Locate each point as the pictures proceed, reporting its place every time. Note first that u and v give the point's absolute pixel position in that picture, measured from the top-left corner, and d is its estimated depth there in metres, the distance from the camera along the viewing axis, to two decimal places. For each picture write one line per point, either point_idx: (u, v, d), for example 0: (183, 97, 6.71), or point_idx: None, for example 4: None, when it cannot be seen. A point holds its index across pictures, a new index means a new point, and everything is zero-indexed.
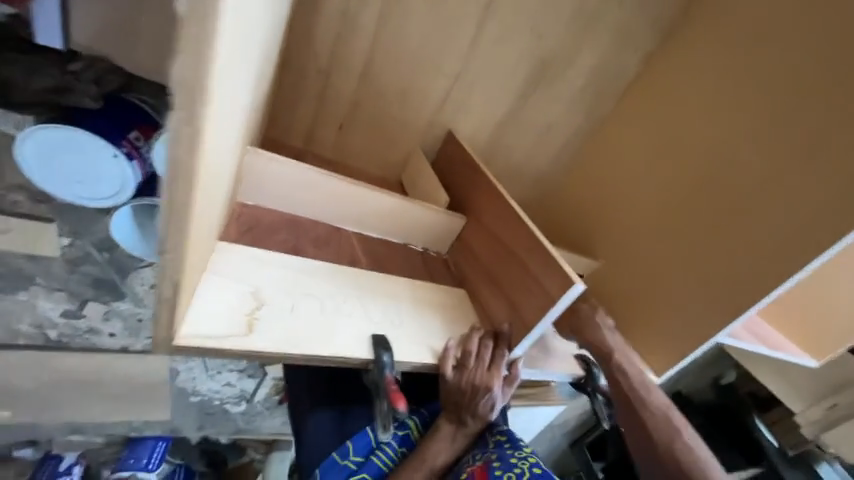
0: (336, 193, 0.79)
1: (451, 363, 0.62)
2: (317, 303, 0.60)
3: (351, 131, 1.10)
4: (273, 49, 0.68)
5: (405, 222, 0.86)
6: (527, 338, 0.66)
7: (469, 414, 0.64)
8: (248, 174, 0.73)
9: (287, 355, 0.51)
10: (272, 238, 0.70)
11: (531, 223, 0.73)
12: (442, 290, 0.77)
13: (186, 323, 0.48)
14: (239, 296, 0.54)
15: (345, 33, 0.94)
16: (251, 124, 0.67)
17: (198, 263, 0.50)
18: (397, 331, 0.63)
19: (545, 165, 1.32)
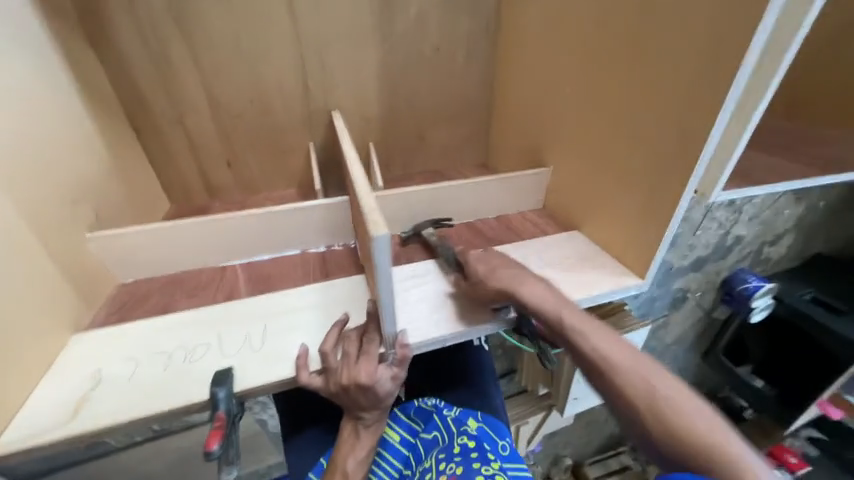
0: (197, 239, 0.77)
1: (309, 371, 0.56)
2: (163, 359, 0.59)
3: (241, 161, 1.08)
4: (59, 141, 0.70)
5: (284, 231, 0.82)
6: (384, 313, 0.56)
7: (359, 407, 0.59)
8: (109, 260, 0.74)
9: (118, 426, 0.51)
10: (145, 306, 0.72)
11: (359, 182, 0.63)
12: (325, 286, 0.72)
13: (13, 431, 0.50)
14: (75, 384, 0.55)
15: (168, 77, 0.92)
16: (72, 214, 0.69)
17: (10, 375, 0.52)
18: (253, 354, 0.60)
19: (456, 91, 1.17)
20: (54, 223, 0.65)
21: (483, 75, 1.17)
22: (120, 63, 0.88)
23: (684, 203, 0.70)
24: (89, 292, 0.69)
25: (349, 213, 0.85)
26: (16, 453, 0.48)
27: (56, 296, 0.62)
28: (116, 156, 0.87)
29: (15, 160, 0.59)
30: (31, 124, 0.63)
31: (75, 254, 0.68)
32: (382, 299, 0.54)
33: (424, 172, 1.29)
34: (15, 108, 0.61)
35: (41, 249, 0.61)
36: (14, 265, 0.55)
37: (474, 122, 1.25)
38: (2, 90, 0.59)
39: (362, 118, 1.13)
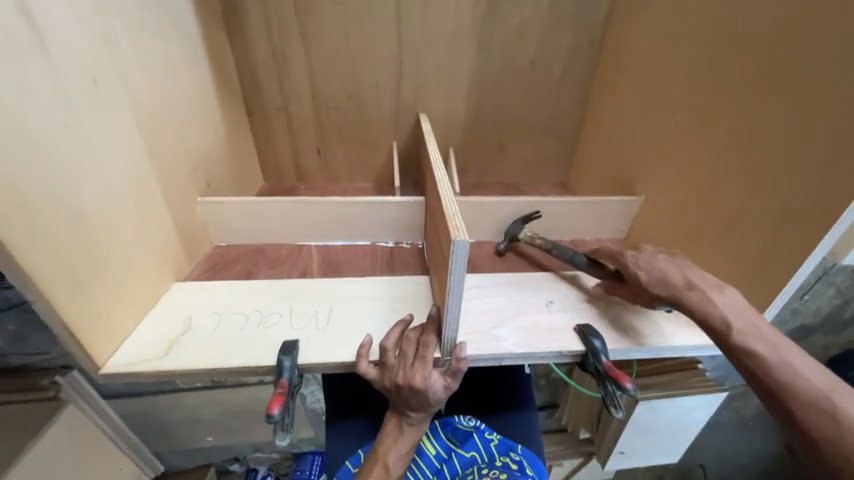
0: (284, 217, 0.84)
1: (367, 360, 0.57)
2: (242, 319, 0.65)
3: (329, 151, 1.16)
4: (192, 116, 0.81)
5: (359, 222, 0.86)
6: (448, 320, 0.55)
7: (408, 407, 0.59)
8: (210, 222, 0.84)
9: (198, 371, 0.57)
10: (232, 269, 0.80)
11: (442, 185, 0.63)
12: (390, 280, 0.74)
13: (119, 355, 0.58)
14: (170, 326, 0.62)
15: (283, 68, 1.02)
16: (191, 179, 0.79)
17: (125, 306, 0.60)
18: (316, 331, 0.63)
19: (545, 107, 1.14)
20: (176, 185, 0.75)
21: (578, 93, 1.12)
22: (248, 53, 0.99)
23: (810, 260, 0.59)
24: (191, 248, 0.79)
25: (422, 214, 0.86)
26: (118, 373, 0.56)
27: (167, 248, 0.71)
28: (230, 132, 0.98)
29: (158, 127, 0.69)
30: (174, 99, 0.74)
31: (187, 214, 0.78)
32: (449, 305, 0.54)
33: (498, 184, 1.27)
34: (165, 84, 0.71)
35: (164, 205, 0.70)
36: (143, 217, 0.65)
37: (560, 140, 1.20)
38: (160, 68, 0.70)
39: (446, 124, 1.15)
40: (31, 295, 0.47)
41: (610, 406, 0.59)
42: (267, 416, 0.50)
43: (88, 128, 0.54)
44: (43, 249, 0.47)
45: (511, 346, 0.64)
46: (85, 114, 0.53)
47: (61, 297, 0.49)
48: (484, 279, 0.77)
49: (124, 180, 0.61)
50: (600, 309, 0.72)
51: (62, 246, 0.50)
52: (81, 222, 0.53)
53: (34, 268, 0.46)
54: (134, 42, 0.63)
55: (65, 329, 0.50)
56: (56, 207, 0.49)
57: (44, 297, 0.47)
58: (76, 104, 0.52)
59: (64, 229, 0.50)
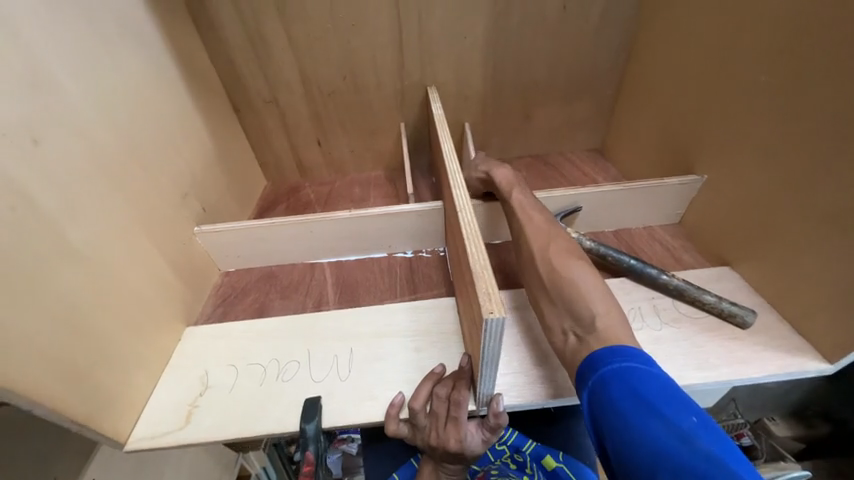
0: (289, 238, 0.76)
1: (397, 420, 0.52)
2: (260, 371, 0.61)
3: (331, 141, 1.03)
4: (170, 139, 0.70)
5: (372, 236, 0.77)
6: (483, 380, 0.49)
7: (443, 461, 0.55)
8: (213, 251, 0.77)
9: (222, 440, 0.54)
10: (245, 302, 0.75)
11: (466, 215, 0.53)
12: (415, 308, 0.67)
13: (141, 426, 0.56)
14: (188, 386, 0.59)
15: (263, 53, 0.87)
16: (182, 210, 0.71)
17: (137, 373, 0.57)
18: (339, 382, 0.58)
19: (577, 61, 0.95)
20: (168, 223, 0.67)
21: (619, 38, 0.92)
22: (221, 41, 0.85)
23: None
24: (198, 285, 0.74)
25: (442, 221, 0.76)
26: (143, 448, 0.54)
27: (170, 296, 0.66)
28: (218, 140, 0.87)
29: (131, 165, 0.60)
30: (143, 124, 0.64)
31: (186, 251, 0.71)
32: (484, 368, 0.47)
33: (523, 156, 1.12)
34: (128, 110, 0.61)
35: (158, 254, 0.64)
36: (137, 270, 0.59)
37: (595, 98, 1.02)
38: (117, 93, 0.59)
39: (459, 96, 0.99)
40: (30, 406, 0.43)
41: None
42: None
43: (39, 199, 0.46)
44: (20, 356, 0.42)
45: (551, 391, 0.56)
46: (43, 198, 0.46)
47: (58, 397, 0.45)
48: (517, 299, 0.68)
49: (100, 240, 0.54)
50: (660, 326, 0.62)
51: (42, 342, 0.44)
52: (60, 307, 0.47)
53: (16, 379, 0.41)
54: (76, 71, 0.52)
55: (77, 423, 0.47)
56: (24, 301, 0.43)
57: (38, 403, 0.43)
58: (15, 175, 0.43)
59: (42, 322, 0.45)
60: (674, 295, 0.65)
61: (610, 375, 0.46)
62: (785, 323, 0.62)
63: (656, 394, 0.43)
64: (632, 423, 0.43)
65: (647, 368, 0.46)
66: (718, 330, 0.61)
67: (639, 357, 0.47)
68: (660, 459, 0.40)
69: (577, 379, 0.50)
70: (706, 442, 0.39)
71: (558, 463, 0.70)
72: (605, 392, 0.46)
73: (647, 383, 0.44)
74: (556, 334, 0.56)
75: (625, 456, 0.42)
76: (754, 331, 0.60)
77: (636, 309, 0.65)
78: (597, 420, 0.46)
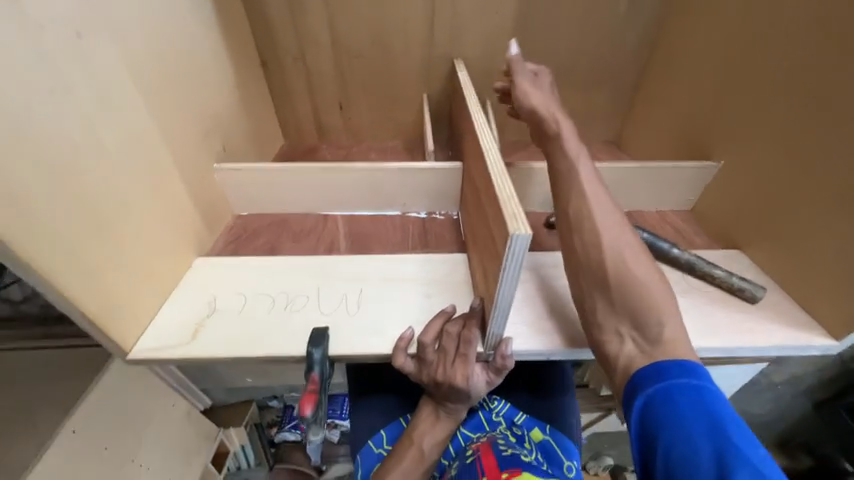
0: (306, 185, 0.76)
1: (405, 354, 0.52)
2: (269, 301, 0.60)
3: (352, 106, 1.04)
4: (200, 72, 0.71)
5: (388, 190, 0.77)
6: (495, 317, 0.49)
7: (445, 400, 0.56)
8: (230, 191, 0.77)
9: (226, 359, 0.54)
10: (256, 242, 0.75)
11: (492, 154, 0.53)
12: (427, 259, 0.67)
13: (146, 339, 0.56)
14: (195, 307, 0.59)
15: (297, 8, 0.88)
16: (206, 143, 0.72)
17: (147, 288, 0.57)
18: (347, 317, 0.58)
19: (603, 49, 0.96)
20: (190, 152, 0.68)
21: (646, 29, 0.94)
22: None
23: None
24: (212, 221, 0.74)
25: (460, 182, 0.76)
26: (147, 359, 0.54)
27: (185, 223, 0.66)
28: (243, 88, 0.87)
29: (163, 86, 0.61)
30: (178, 50, 0.65)
31: (205, 185, 0.72)
32: (498, 302, 0.47)
33: None
34: (165, 33, 0.62)
35: (178, 180, 0.64)
36: (158, 189, 0.60)
37: (617, 89, 1.03)
38: (156, 13, 0.60)
39: (484, 72, 1.00)
40: (41, 286, 0.43)
41: None
42: (300, 415, 0.47)
43: (77, 92, 0.46)
44: (40, 235, 0.42)
45: (557, 342, 0.57)
46: (79, 89, 0.47)
47: (71, 285, 0.46)
48: (548, 260, 0.68)
49: (127, 148, 0.54)
50: (670, 296, 0.62)
51: (62, 227, 0.45)
52: (85, 201, 0.48)
53: (33, 255, 0.42)
54: None
55: (85, 317, 0.48)
56: (52, 185, 0.44)
57: (51, 285, 0.44)
58: (57, 62, 0.44)
59: (66, 210, 0.45)
60: (685, 269, 0.65)
61: (675, 389, 0.45)
62: (794, 305, 0.63)
63: (724, 419, 0.42)
64: (693, 442, 0.41)
65: (716, 391, 0.44)
66: (727, 304, 0.61)
67: (706, 378, 0.46)
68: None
69: (630, 387, 0.48)
70: (775, 478, 0.37)
71: (546, 436, 0.67)
72: (667, 405, 0.44)
73: (714, 404, 0.43)
74: (609, 337, 0.53)
75: (677, 472, 0.40)
76: (763, 307, 0.60)
77: None
78: (651, 430, 0.44)
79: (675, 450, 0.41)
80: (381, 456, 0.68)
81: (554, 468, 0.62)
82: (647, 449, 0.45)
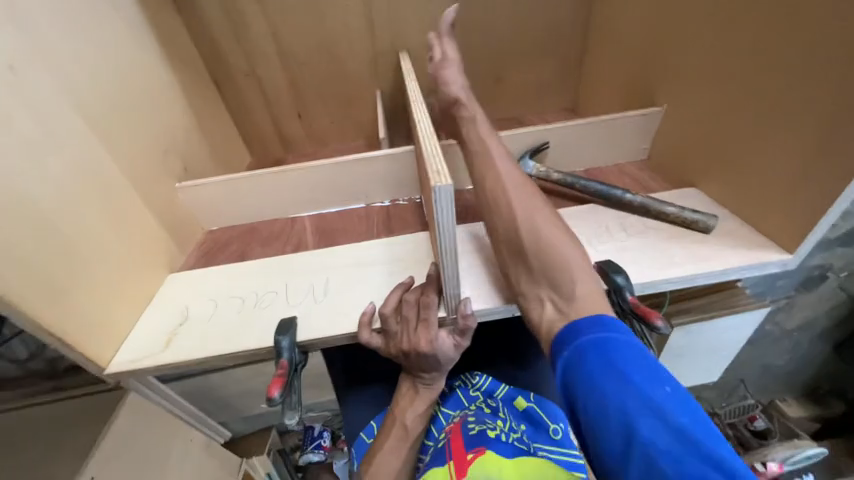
0: (268, 190, 0.79)
1: (369, 329, 0.53)
2: (239, 302, 0.62)
3: (311, 113, 1.07)
4: (151, 99, 0.74)
5: (347, 183, 0.80)
6: (447, 279, 0.50)
7: (419, 369, 0.57)
8: (197, 208, 0.80)
9: (201, 361, 0.56)
10: (227, 253, 0.77)
11: (424, 124, 0.55)
12: (390, 242, 0.68)
13: (123, 354, 0.58)
14: (168, 318, 0.61)
15: (240, 26, 0.91)
16: (164, 165, 0.74)
17: (120, 305, 0.59)
18: (313, 305, 0.59)
19: (543, 19, 0.99)
20: (149, 174, 0.70)
21: None
22: (200, 15, 0.89)
23: None
24: (182, 238, 0.76)
25: (415, 164, 0.78)
26: (125, 372, 0.56)
27: (153, 243, 0.69)
28: (199, 110, 0.90)
29: (111, 112, 0.64)
30: (123, 79, 0.68)
31: (169, 205, 0.74)
32: (445, 262, 0.48)
33: (500, 120, 1.14)
34: (107, 64, 0.65)
35: (141, 203, 0.67)
36: (120, 211, 0.62)
37: (564, 57, 1.05)
38: (94, 44, 0.63)
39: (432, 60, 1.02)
40: (4, 311, 0.45)
41: None
42: (268, 398, 0.48)
43: (20, 125, 0.49)
44: (2, 261, 0.45)
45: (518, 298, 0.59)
46: (22, 122, 0.49)
47: (38, 306, 0.48)
48: None
49: (81, 174, 0.56)
50: (627, 238, 0.64)
51: (22, 252, 0.47)
52: (43, 226, 0.50)
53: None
54: (56, 17, 0.56)
55: (55, 337, 0.49)
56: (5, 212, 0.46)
57: (15, 308, 0.46)
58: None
59: (24, 235, 0.47)
60: (638, 211, 0.67)
61: (587, 345, 0.44)
62: (752, 229, 0.63)
63: (633, 365, 0.42)
64: (603, 395, 0.41)
65: (626, 339, 0.44)
66: (684, 239, 0.62)
67: (615, 327, 0.45)
68: (632, 434, 0.38)
69: (553, 353, 0.48)
70: (676, 415, 0.38)
71: (530, 403, 0.62)
72: (579, 363, 0.44)
73: (621, 353, 0.42)
74: (546, 299, 0.53)
75: (595, 427, 0.40)
76: (718, 236, 0.61)
77: (604, 226, 0.66)
78: (570, 390, 0.44)
79: (592, 407, 0.41)
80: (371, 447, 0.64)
81: (537, 435, 0.59)
82: (572, 411, 0.44)
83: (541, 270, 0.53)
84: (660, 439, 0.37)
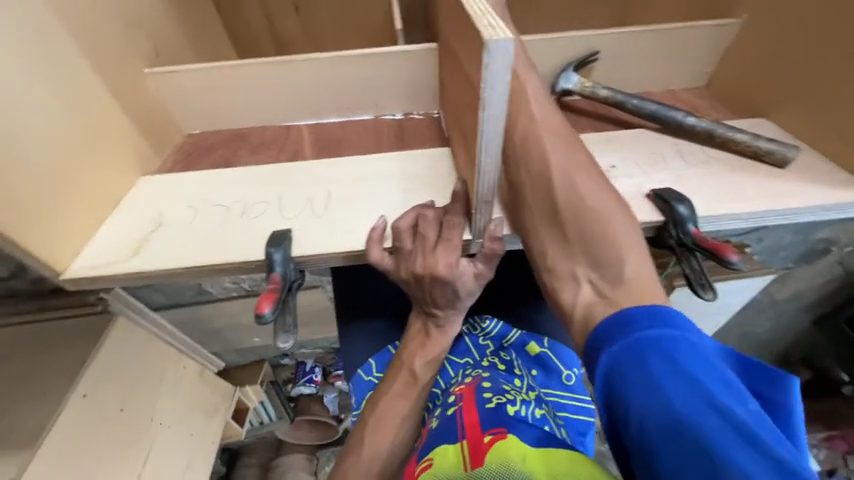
0: (259, 85, 0.66)
1: (380, 247, 0.45)
2: (222, 210, 0.53)
3: (311, 6, 0.89)
4: None
5: (353, 86, 0.67)
6: (479, 193, 0.40)
7: (432, 304, 0.49)
8: (171, 102, 0.66)
9: (175, 271, 0.48)
10: (208, 158, 0.66)
11: None
12: (406, 155, 0.57)
13: (84, 258, 0.50)
14: (139, 221, 0.52)
15: None
16: (129, 41, 0.60)
17: (80, 201, 0.50)
18: (310, 218, 0.50)
19: None
20: (109, 47, 0.56)
21: None
22: None
23: None
24: (157, 134, 0.65)
25: (436, 68, 0.65)
26: (87, 277, 0.48)
27: (124, 142, 0.58)
28: None
29: None
30: None
31: (138, 94, 0.61)
32: (481, 167, 0.38)
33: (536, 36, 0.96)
34: None
35: (105, 89, 0.55)
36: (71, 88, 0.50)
37: None
38: None
39: None
40: None
41: (697, 287, 0.44)
42: (257, 315, 0.42)
43: None
44: None
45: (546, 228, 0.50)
46: None
47: None
48: None
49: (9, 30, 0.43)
50: (687, 166, 0.54)
51: None
52: None
53: None
54: None
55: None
56: None
57: None
58: None
59: None
60: (701, 139, 0.56)
61: (647, 342, 0.35)
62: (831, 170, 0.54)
63: (706, 376, 0.33)
64: (669, 407, 0.31)
65: (688, 338, 0.35)
66: (757, 171, 0.53)
67: (685, 328, 0.36)
68: (712, 457, 0.28)
69: (593, 347, 0.40)
70: (772, 446, 0.28)
71: (544, 349, 0.55)
72: (637, 363, 0.35)
73: (694, 359, 0.34)
74: (576, 254, 0.46)
75: (650, 447, 0.31)
76: (799, 170, 0.52)
77: (658, 152, 0.56)
78: (618, 394, 0.35)
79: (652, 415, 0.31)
80: (373, 384, 0.59)
81: (550, 382, 0.54)
82: (615, 419, 0.35)
83: (594, 236, 0.45)
84: (760, 468, 0.27)
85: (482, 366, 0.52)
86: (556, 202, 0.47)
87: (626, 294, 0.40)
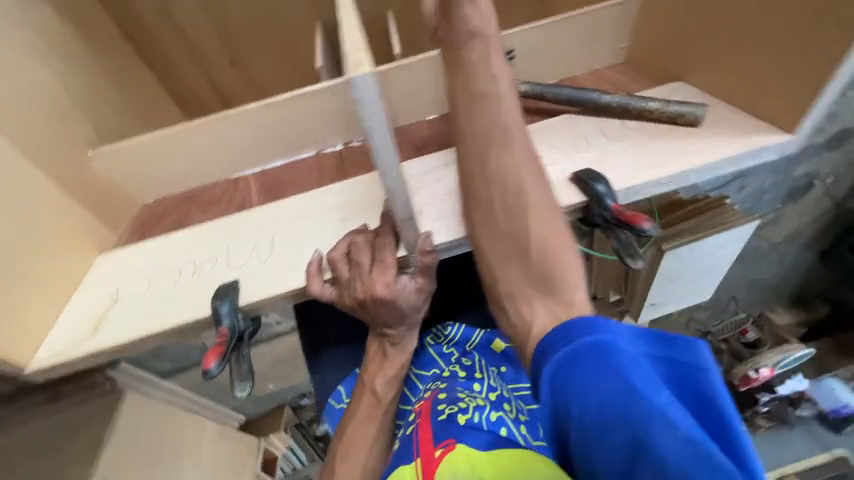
0: (202, 146, 0.69)
1: (318, 279, 0.46)
2: (174, 274, 0.55)
3: (247, 59, 0.93)
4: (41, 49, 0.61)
5: (289, 129, 0.69)
6: (397, 212, 0.42)
7: (384, 323, 0.50)
8: (121, 177, 0.69)
9: (125, 344, 0.49)
10: (163, 224, 0.68)
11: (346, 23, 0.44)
12: (341, 187, 0.59)
13: (46, 347, 0.52)
14: (97, 300, 0.54)
15: None
16: (70, 129, 0.63)
17: (37, 293, 0.53)
18: (256, 265, 0.51)
19: None
20: (52, 139, 0.60)
21: None
22: None
23: None
24: (111, 210, 0.67)
25: None
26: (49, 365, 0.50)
27: (76, 227, 0.60)
28: (109, 64, 0.77)
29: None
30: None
31: (86, 177, 0.64)
32: (387, 187, 0.39)
33: None
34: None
35: (52, 179, 0.58)
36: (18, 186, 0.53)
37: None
38: None
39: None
40: None
41: (625, 258, 0.47)
42: (206, 371, 0.43)
43: None
44: None
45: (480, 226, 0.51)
46: None
47: None
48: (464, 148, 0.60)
49: None
50: (609, 143, 0.56)
51: None
52: None
53: None
54: None
55: None
56: None
57: None
58: None
59: None
60: (619, 114, 0.58)
61: (581, 351, 0.35)
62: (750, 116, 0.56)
63: (631, 367, 0.33)
64: (598, 407, 0.32)
65: (615, 335, 0.35)
66: (674, 133, 0.55)
67: (614, 328, 0.36)
68: (638, 449, 0.29)
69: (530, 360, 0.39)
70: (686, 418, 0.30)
71: (508, 345, 0.57)
72: (575, 374, 0.34)
73: (623, 358, 0.33)
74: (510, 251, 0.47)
75: (585, 446, 0.32)
76: (712, 125, 0.54)
77: (580, 134, 0.58)
78: (561, 409, 0.34)
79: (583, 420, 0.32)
80: (345, 411, 0.60)
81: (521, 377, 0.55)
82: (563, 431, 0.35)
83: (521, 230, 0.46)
84: (674, 443, 0.28)
85: (445, 376, 0.53)
86: (487, 203, 0.49)
87: (548, 284, 0.42)
